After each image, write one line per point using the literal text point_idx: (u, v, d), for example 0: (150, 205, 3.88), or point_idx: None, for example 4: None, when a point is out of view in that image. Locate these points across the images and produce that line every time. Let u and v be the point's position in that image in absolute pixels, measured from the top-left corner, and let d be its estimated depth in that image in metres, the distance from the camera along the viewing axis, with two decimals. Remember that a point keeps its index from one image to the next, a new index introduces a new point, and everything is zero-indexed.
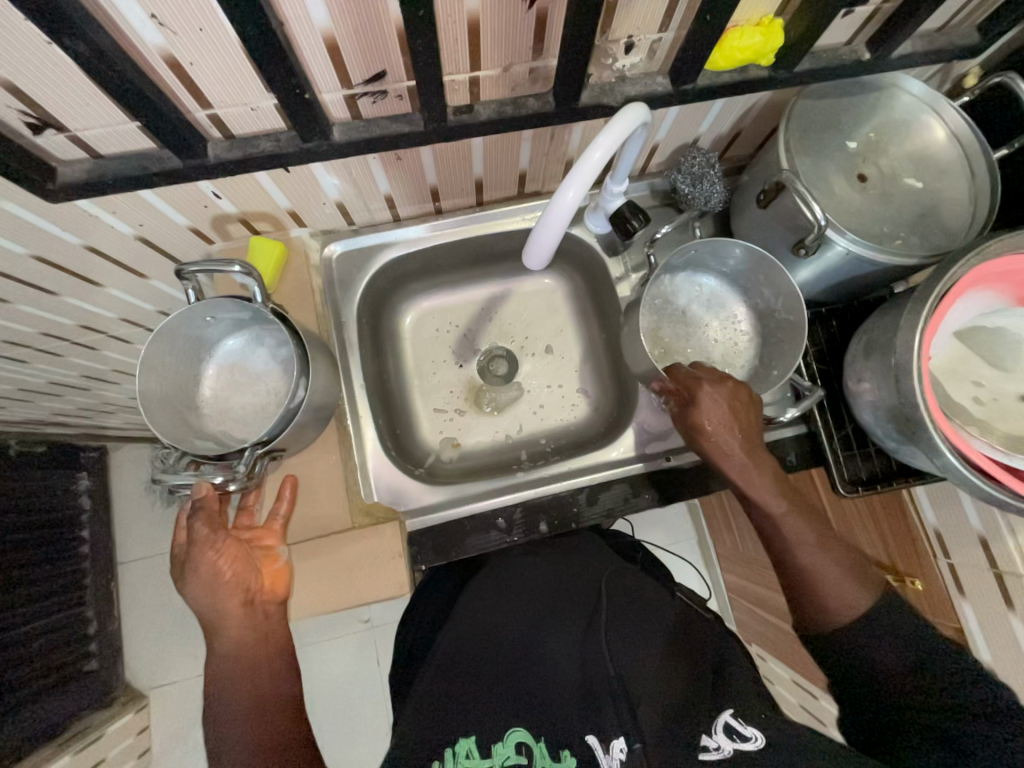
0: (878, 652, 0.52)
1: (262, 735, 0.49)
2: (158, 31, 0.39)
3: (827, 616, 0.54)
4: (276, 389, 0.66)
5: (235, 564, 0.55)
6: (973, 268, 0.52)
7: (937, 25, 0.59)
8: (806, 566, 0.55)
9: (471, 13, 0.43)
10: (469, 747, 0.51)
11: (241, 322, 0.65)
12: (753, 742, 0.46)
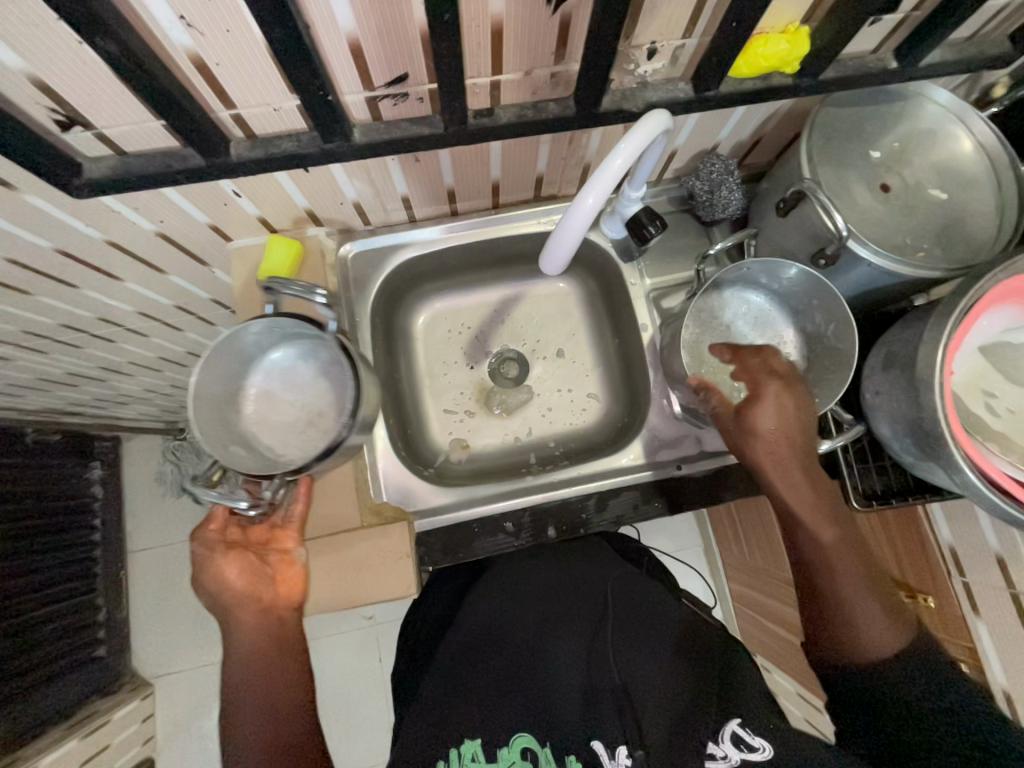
0: (906, 685, 0.51)
1: (276, 742, 0.50)
2: (186, 32, 0.39)
3: (859, 649, 0.52)
4: (320, 409, 0.66)
5: (245, 580, 0.56)
6: (1000, 283, 0.51)
7: (967, 33, 0.57)
8: (847, 594, 0.54)
9: (495, 17, 0.43)
10: (474, 751, 0.52)
11: (300, 332, 0.64)
12: (761, 753, 0.47)
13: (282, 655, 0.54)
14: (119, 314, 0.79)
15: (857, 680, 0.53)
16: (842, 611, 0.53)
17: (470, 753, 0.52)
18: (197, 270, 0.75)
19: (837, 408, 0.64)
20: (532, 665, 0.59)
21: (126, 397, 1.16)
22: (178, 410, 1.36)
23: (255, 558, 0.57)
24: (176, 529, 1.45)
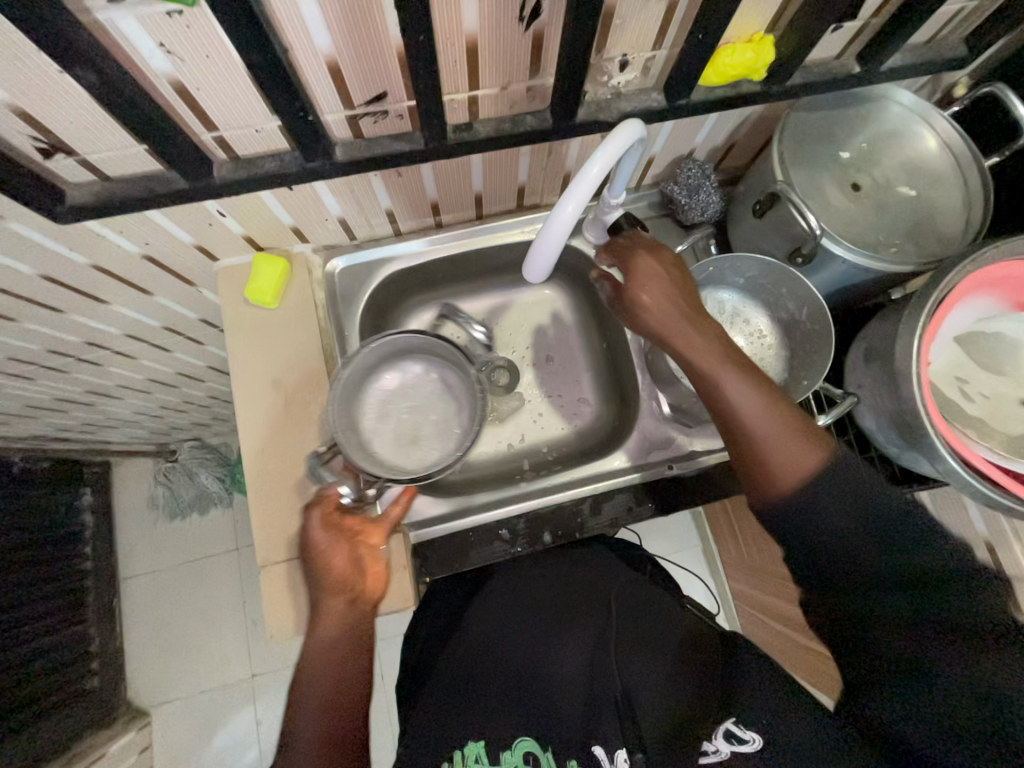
0: (831, 515, 0.45)
1: (335, 730, 0.50)
2: (166, 59, 0.40)
3: (782, 491, 0.47)
4: (434, 433, 0.68)
5: (343, 567, 0.55)
6: (969, 275, 0.53)
7: (925, 38, 0.60)
8: (757, 432, 0.49)
9: (469, 35, 0.44)
10: (477, 753, 0.53)
11: (438, 347, 0.69)
12: (751, 744, 0.48)
13: (356, 659, 0.53)
14: (105, 337, 0.79)
15: (786, 533, 0.47)
16: (755, 451, 0.49)
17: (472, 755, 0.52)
18: (183, 290, 0.75)
19: (825, 385, 0.63)
20: (532, 677, 0.59)
21: (115, 422, 1.15)
22: (169, 433, 1.35)
23: (350, 549, 0.57)
24: (170, 553, 1.44)
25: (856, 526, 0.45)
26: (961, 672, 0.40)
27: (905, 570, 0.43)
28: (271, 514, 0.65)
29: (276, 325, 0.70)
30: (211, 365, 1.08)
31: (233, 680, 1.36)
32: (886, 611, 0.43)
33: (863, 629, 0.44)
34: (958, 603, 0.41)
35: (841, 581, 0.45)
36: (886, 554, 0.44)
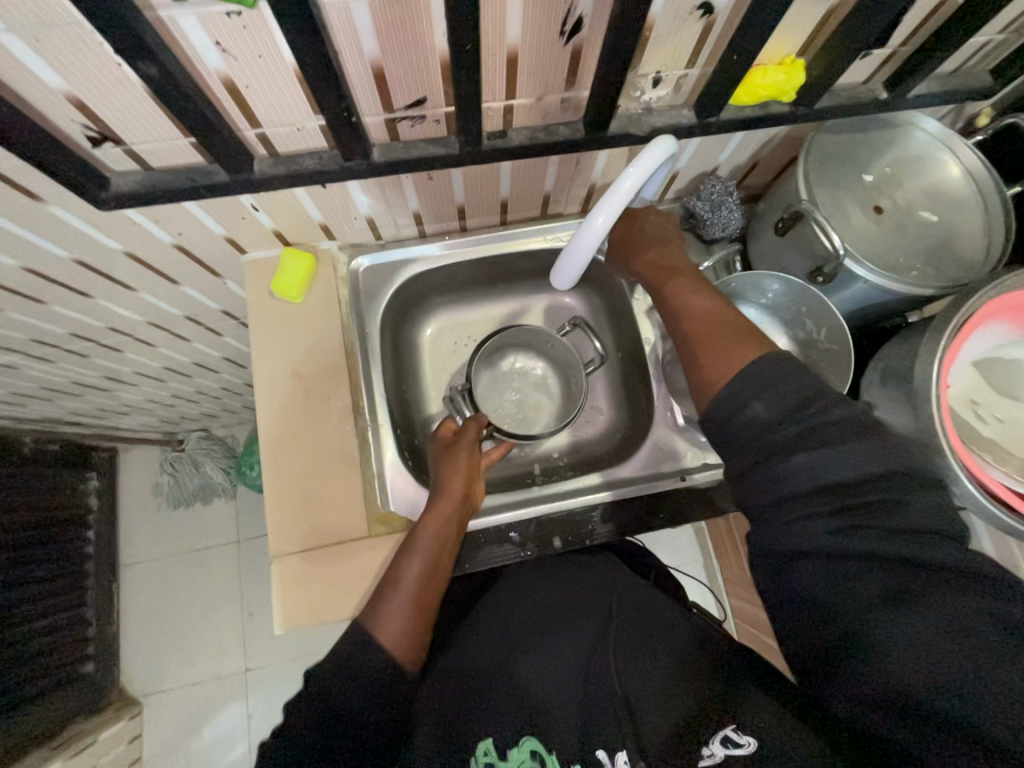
0: (757, 409, 0.48)
1: (419, 588, 0.56)
2: (220, 57, 0.41)
3: (714, 387, 0.52)
4: (533, 415, 0.83)
5: (471, 466, 0.65)
6: (991, 301, 0.53)
7: (951, 68, 0.61)
8: (695, 335, 0.56)
9: (511, 46, 0.46)
10: (486, 747, 0.52)
11: (558, 356, 0.81)
12: (744, 748, 0.45)
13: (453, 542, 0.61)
14: (128, 323, 0.81)
15: (725, 437, 0.50)
16: (693, 349, 0.55)
17: (482, 753, 0.51)
18: (209, 282, 0.76)
19: None
20: (503, 670, 0.60)
21: (126, 408, 1.16)
22: (178, 422, 1.37)
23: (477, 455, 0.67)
24: (172, 542, 1.44)
25: (791, 432, 0.45)
26: (906, 579, 0.40)
27: (843, 478, 0.44)
28: (286, 502, 0.65)
29: (298, 318, 0.71)
30: (226, 357, 1.09)
31: (226, 672, 1.36)
32: (831, 521, 0.43)
33: (805, 547, 0.43)
34: (891, 506, 0.42)
35: (785, 500, 0.45)
36: (824, 465, 0.44)
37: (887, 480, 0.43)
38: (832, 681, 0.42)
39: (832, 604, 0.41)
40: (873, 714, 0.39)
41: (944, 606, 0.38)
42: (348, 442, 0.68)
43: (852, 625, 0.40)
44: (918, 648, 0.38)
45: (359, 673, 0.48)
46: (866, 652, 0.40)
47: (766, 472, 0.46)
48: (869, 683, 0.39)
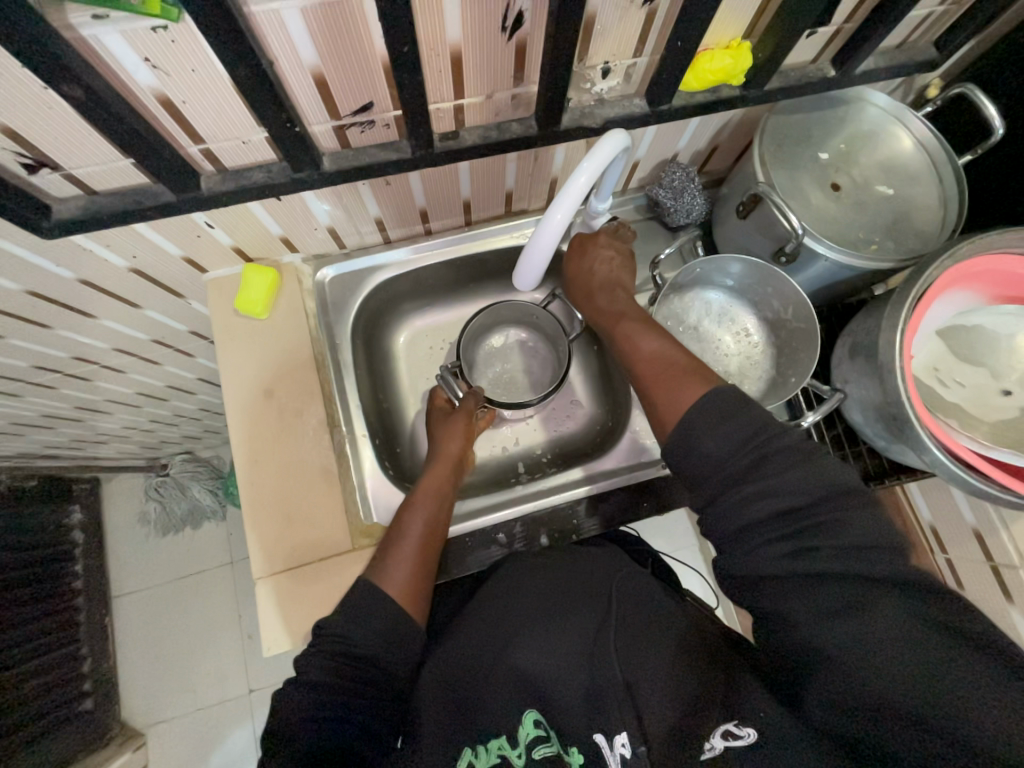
0: (708, 442, 0.48)
1: (419, 543, 0.60)
2: (152, 74, 0.40)
3: (668, 426, 0.51)
4: (526, 388, 0.83)
5: (463, 429, 0.70)
6: (948, 270, 0.54)
7: (897, 41, 0.62)
8: (646, 376, 0.56)
9: (453, 45, 0.45)
10: (500, 743, 0.50)
11: (543, 326, 0.81)
12: (745, 739, 0.45)
13: (450, 501, 0.66)
14: (93, 351, 0.79)
15: (681, 473, 0.50)
16: (643, 391, 0.55)
17: (498, 746, 0.50)
18: (173, 303, 0.75)
19: (813, 381, 0.64)
20: (495, 668, 0.57)
21: (103, 437, 1.14)
22: (159, 447, 1.34)
23: (470, 421, 0.72)
24: (163, 569, 1.42)
25: (740, 463, 0.47)
26: (861, 594, 0.42)
27: (793, 501, 0.45)
28: (265, 519, 0.64)
29: (266, 335, 0.70)
30: (202, 378, 1.07)
31: (229, 696, 1.34)
32: (784, 545, 0.45)
33: (769, 572, 0.44)
34: (835, 526, 0.44)
35: (746, 527, 0.46)
36: (775, 489, 0.45)
37: (834, 500, 0.45)
38: (802, 693, 0.44)
39: (799, 625, 0.43)
40: (841, 720, 0.41)
41: (897, 618, 0.41)
42: (325, 456, 0.67)
43: (821, 648, 0.42)
44: (877, 661, 0.40)
45: (372, 623, 0.54)
46: (833, 668, 0.41)
47: (723, 503, 0.47)
48: (837, 694, 0.41)
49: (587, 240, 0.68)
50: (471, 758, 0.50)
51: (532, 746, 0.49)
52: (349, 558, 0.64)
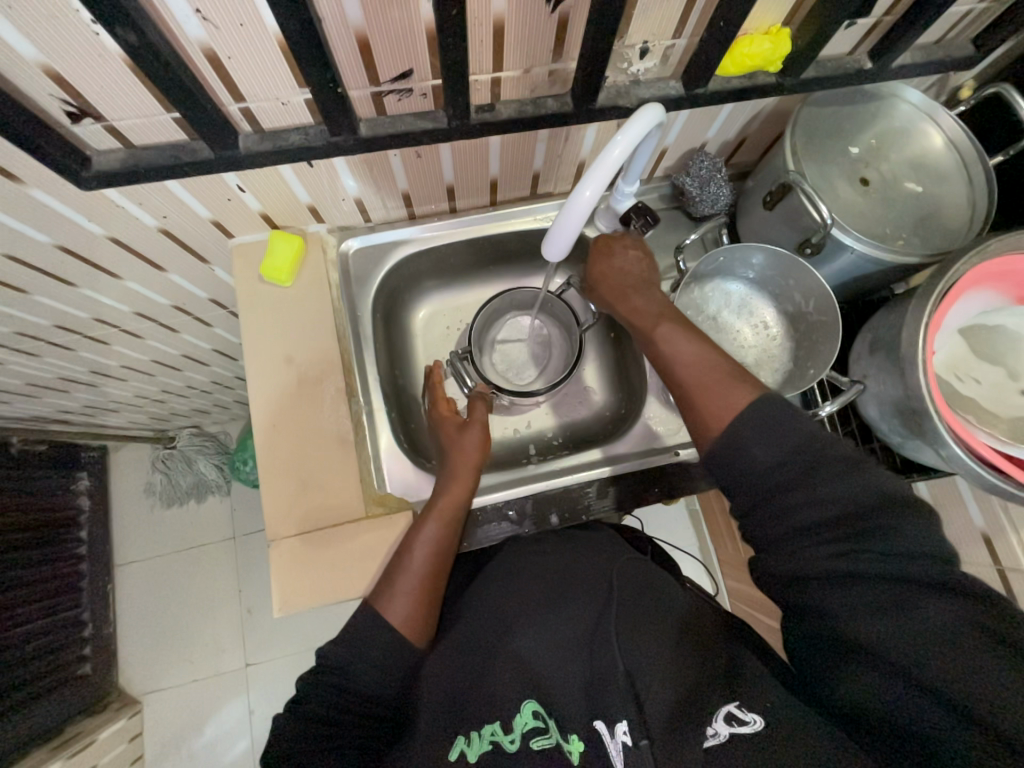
0: (757, 450, 0.48)
1: (423, 571, 0.59)
2: (201, 26, 0.40)
3: (713, 432, 0.52)
4: (535, 375, 0.83)
5: (476, 448, 0.67)
6: (974, 267, 0.54)
7: (935, 37, 0.61)
8: (690, 382, 0.55)
9: (497, 15, 0.45)
10: (494, 729, 0.49)
11: (556, 313, 0.80)
12: (751, 726, 0.45)
13: (458, 528, 0.63)
14: (114, 314, 0.79)
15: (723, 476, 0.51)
16: (683, 397, 0.56)
17: (490, 733, 0.49)
18: (197, 268, 0.75)
19: (832, 373, 0.64)
20: (495, 653, 0.56)
21: (115, 404, 1.15)
22: (167, 419, 1.35)
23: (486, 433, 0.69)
24: (166, 540, 1.43)
25: (785, 468, 0.47)
26: (907, 596, 0.42)
27: (843, 510, 0.45)
28: (282, 483, 0.65)
29: (288, 303, 0.71)
30: (216, 349, 1.08)
31: (226, 668, 1.35)
32: (832, 549, 0.45)
33: (815, 573, 0.45)
34: (887, 532, 0.43)
35: (793, 532, 0.46)
36: (827, 497, 0.45)
37: (884, 510, 0.44)
38: (834, 682, 0.45)
39: (839, 617, 0.44)
40: (878, 717, 0.42)
41: (936, 618, 0.41)
42: (343, 424, 0.67)
43: (860, 637, 0.43)
44: (916, 656, 0.41)
45: (371, 648, 0.54)
46: (867, 656, 0.43)
47: (772, 506, 0.47)
48: (868, 687, 0.43)
49: (614, 240, 0.68)
50: (464, 744, 0.48)
51: (531, 735, 0.48)
52: (363, 527, 0.64)
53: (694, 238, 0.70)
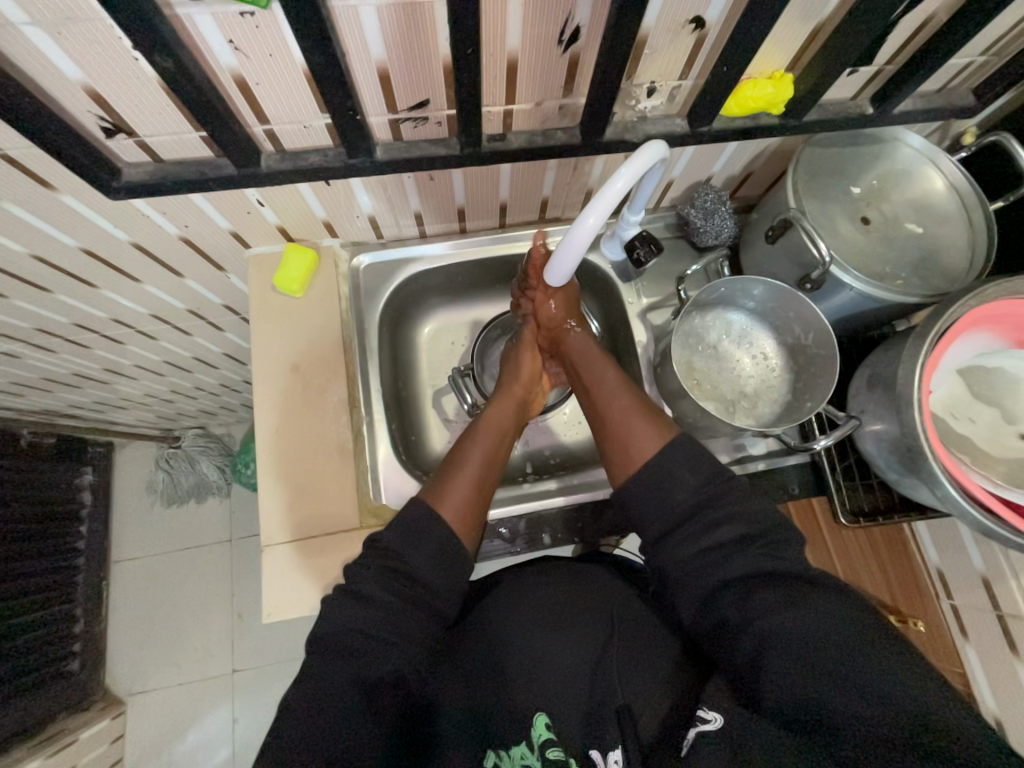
0: (677, 473, 0.57)
1: (476, 468, 0.64)
2: (233, 54, 0.43)
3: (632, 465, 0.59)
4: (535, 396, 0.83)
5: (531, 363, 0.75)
6: (972, 309, 0.55)
7: (936, 86, 0.63)
8: (617, 418, 0.63)
9: (512, 52, 0.48)
10: (523, 752, 0.52)
11: None
12: (714, 723, 0.45)
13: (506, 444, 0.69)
14: (131, 315, 0.82)
15: (643, 500, 0.57)
16: (612, 432, 0.62)
17: (520, 756, 0.51)
18: (213, 275, 0.78)
19: (830, 407, 0.64)
20: (504, 673, 0.58)
21: (125, 402, 1.17)
22: (175, 419, 1.37)
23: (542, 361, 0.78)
24: (164, 539, 1.44)
25: (699, 496, 0.55)
26: (800, 590, 0.47)
27: (745, 528, 0.52)
28: (280, 489, 0.66)
29: (297, 313, 0.73)
30: (226, 353, 1.10)
31: (213, 673, 1.34)
32: (739, 557, 0.51)
33: (730, 577, 0.50)
34: (776, 545, 0.52)
35: (709, 548, 0.53)
36: (733, 516, 0.53)
37: (777, 531, 0.53)
38: (759, 683, 0.44)
39: (750, 617, 0.47)
40: (787, 704, 0.42)
41: (832, 612, 0.45)
42: (343, 434, 0.68)
43: (768, 631, 0.45)
44: (818, 640, 0.43)
45: (430, 537, 0.56)
46: (776, 643, 0.44)
47: (689, 526, 0.54)
48: (779, 674, 0.43)
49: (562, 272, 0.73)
50: (495, 761, 0.52)
51: (545, 747, 0.51)
52: (356, 537, 0.64)
53: (695, 270, 0.71)
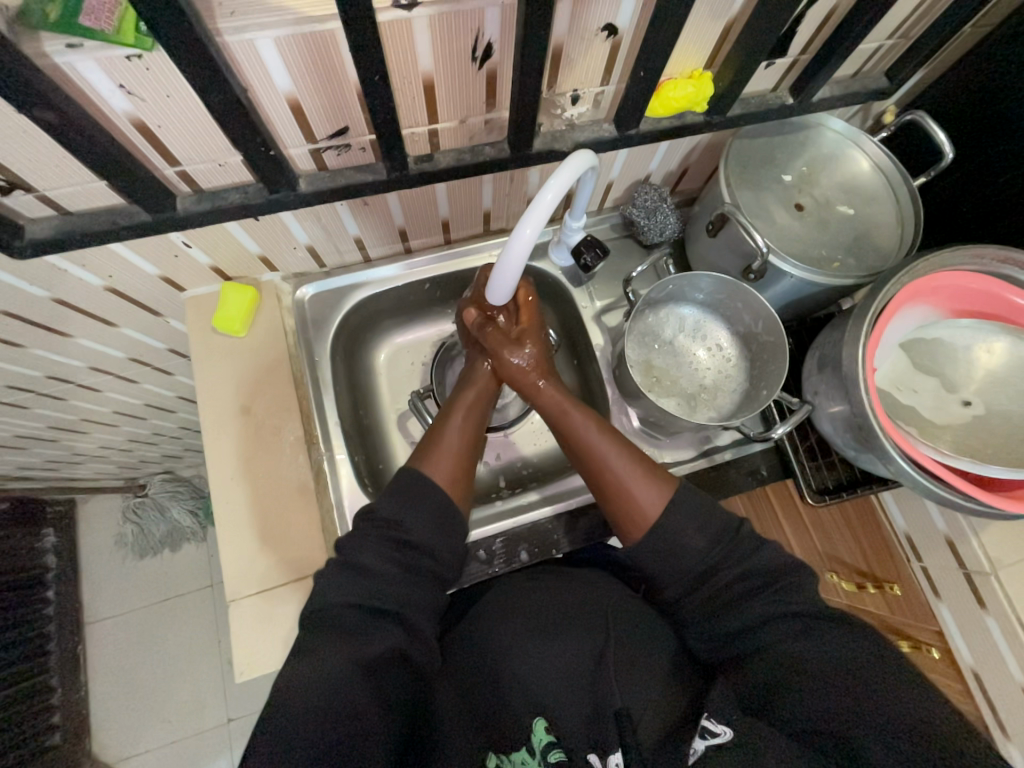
0: (687, 534, 0.55)
1: (469, 408, 0.68)
2: (127, 99, 0.41)
3: (638, 530, 0.58)
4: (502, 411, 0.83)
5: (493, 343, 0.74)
6: (905, 286, 0.56)
7: (851, 71, 0.65)
8: (617, 480, 0.60)
9: (426, 74, 0.47)
10: (523, 758, 0.51)
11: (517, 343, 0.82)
12: (723, 735, 0.45)
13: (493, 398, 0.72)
14: (68, 370, 0.78)
15: (657, 561, 0.56)
16: (614, 497, 0.59)
17: (520, 761, 0.51)
18: (150, 321, 0.74)
19: (784, 393, 0.65)
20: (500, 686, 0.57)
21: (80, 457, 1.11)
22: (137, 467, 1.30)
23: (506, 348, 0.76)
24: (141, 593, 1.38)
25: (712, 549, 0.55)
26: (822, 624, 0.50)
27: (760, 575, 0.54)
28: (239, 539, 0.64)
29: (243, 354, 0.70)
30: (182, 396, 1.06)
31: (207, 725, 1.29)
32: (758, 599, 0.52)
33: (753, 621, 0.52)
34: (796, 587, 0.53)
35: (735, 600, 0.53)
36: (749, 564, 0.54)
37: (792, 569, 0.54)
38: (784, 702, 0.46)
39: (777, 652, 0.49)
40: (816, 725, 0.45)
41: (848, 644, 0.48)
42: (303, 474, 0.66)
43: (795, 662, 0.48)
44: (842, 671, 0.46)
45: (424, 503, 0.58)
46: (807, 677, 0.47)
47: (712, 577, 0.54)
48: (810, 708, 0.45)
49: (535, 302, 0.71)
50: (497, 763, 0.52)
51: (548, 750, 0.51)
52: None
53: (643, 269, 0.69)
